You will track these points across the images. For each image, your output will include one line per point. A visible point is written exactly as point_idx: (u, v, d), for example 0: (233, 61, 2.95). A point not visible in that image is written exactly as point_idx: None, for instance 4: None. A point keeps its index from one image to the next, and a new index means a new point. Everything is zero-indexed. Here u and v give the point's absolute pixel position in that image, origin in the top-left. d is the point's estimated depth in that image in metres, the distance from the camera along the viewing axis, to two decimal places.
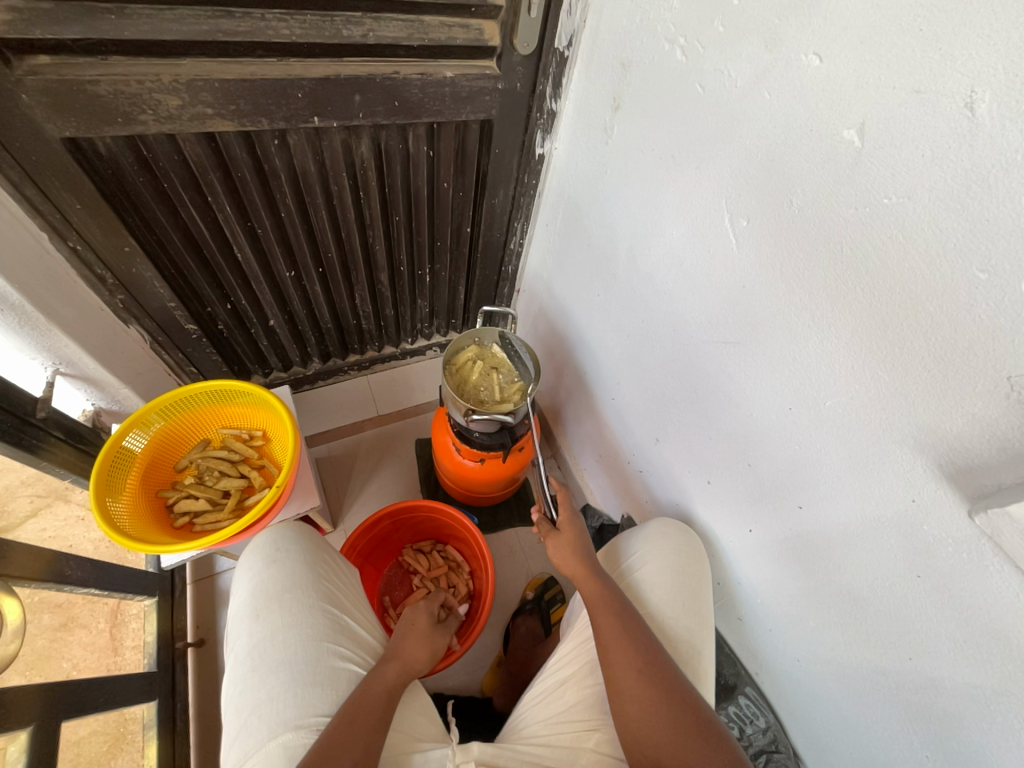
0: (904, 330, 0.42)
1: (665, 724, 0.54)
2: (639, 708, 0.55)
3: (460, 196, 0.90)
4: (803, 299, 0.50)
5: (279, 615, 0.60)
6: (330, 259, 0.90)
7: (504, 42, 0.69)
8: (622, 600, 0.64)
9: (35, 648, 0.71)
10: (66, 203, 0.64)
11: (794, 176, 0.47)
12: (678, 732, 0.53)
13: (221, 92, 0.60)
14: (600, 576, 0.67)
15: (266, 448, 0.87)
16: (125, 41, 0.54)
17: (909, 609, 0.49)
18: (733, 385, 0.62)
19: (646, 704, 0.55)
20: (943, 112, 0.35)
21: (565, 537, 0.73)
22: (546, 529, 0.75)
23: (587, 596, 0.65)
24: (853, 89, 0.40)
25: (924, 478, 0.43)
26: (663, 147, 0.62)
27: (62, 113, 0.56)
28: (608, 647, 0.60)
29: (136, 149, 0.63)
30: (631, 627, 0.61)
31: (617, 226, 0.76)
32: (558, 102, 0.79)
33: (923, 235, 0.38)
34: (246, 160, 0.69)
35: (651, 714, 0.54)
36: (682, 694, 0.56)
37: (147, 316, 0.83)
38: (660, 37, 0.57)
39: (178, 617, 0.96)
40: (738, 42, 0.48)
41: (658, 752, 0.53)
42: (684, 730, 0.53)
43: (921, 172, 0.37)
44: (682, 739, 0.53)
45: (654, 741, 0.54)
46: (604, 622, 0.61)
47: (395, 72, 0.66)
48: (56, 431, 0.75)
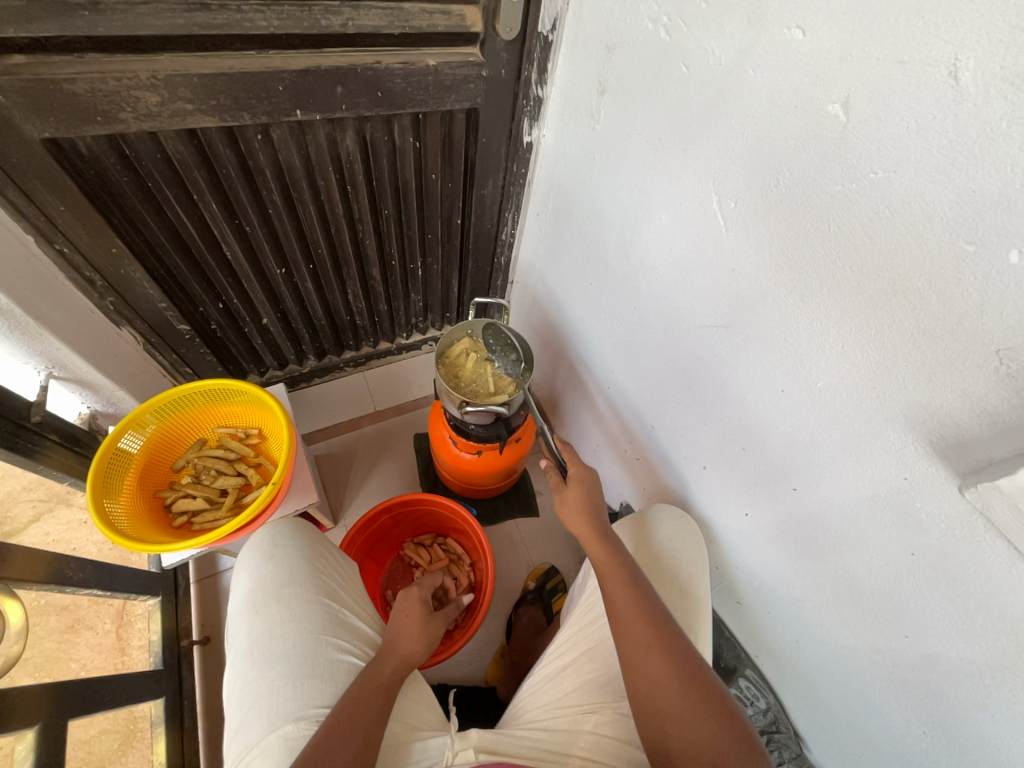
0: (893, 308, 0.41)
1: (674, 699, 0.53)
2: (649, 682, 0.55)
3: (449, 187, 0.89)
4: (794, 280, 0.49)
5: (278, 611, 0.60)
6: (320, 255, 0.90)
7: (487, 28, 0.68)
8: (636, 575, 0.63)
9: (43, 651, 0.72)
10: (50, 205, 0.63)
11: (781, 155, 0.46)
12: (688, 709, 0.52)
13: (200, 87, 0.59)
14: (615, 550, 0.66)
15: (262, 446, 0.87)
16: (100, 36, 0.53)
17: (903, 587, 0.49)
18: (725, 370, 0.62)
19: (655, 679, 0.55)
20: (926, 82, 0.34)
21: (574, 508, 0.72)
22: (556, 479, 0.76)
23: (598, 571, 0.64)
24: (837, 62, 0.39)
25: (916, 456, 0.43)
26: (650, 130, 0.61)
27: (40, 113, 0.56)
28: (619, 620, 0.59)
29: (118, 148, 0.63)
30: (645, 602, 0.60)
31: (607, 213, 0.75)
32: (544, 88, 0.78)
33: (910, 210, 0.38)
34: (230, 157, 0.69)
35: (661, 688, 0.54)
36: (693, 671, 0.55)
37: (139, 318, 0.83)
38: (644, 17, 0.56)
39: (183, 616, 0.97)
40: (720, 20, 0.48)
41: (666, 727, 0.52)
42: (695, 706, 0.52)
43: (907, 144, 0.37)
44: (692, 716, 0.52)
45: (662, 715, 0.53)
46: (615, 595, 0.61)
47: (377, 61, 0.65)
48: (51, 434, 0.75)
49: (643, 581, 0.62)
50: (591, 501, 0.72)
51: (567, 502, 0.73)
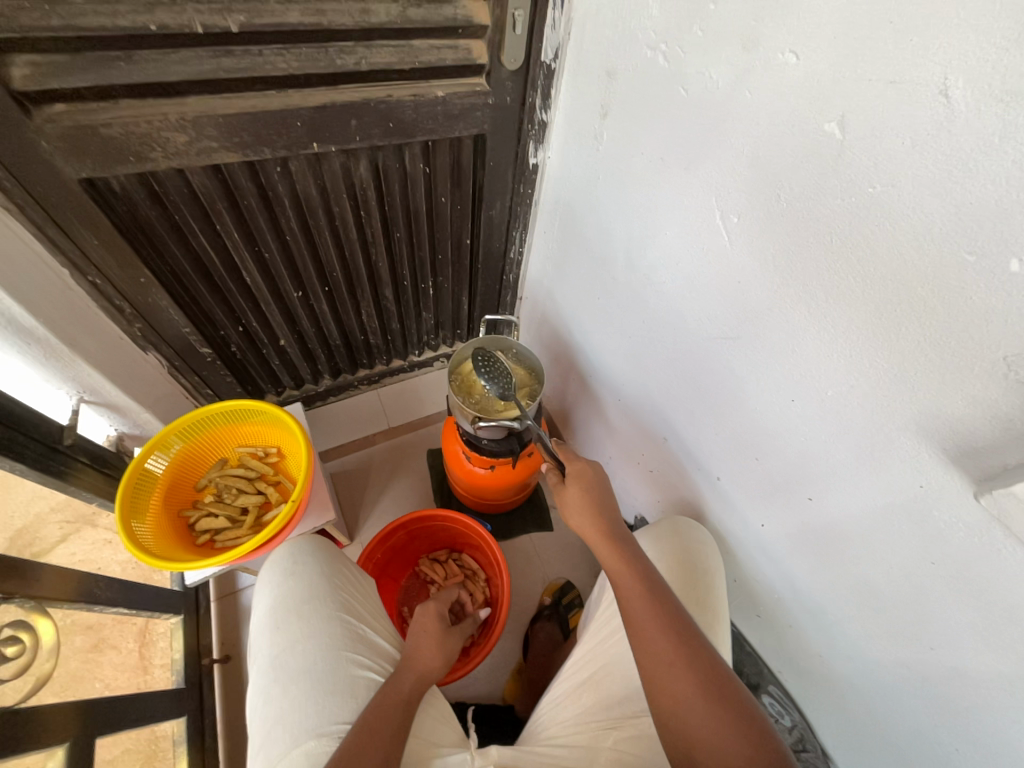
0: (900, 317, 0.42)
1: (697, 715, 0.52)
2: (670, 698, 0.54)
3: (459, 209, 0.92)
4: (799, 292, 0.50)
5: (299, 627, 0.61)
6: (336, 278, 0.93)
7: (492, 59, 0.71)
8: (656, 587, 0.61)
9: (68, 670, 0.72)
10: (84, 239, 0.67)
11: (780, 173, 0.48)
12: (712, 727, 0.51)
13: (224, 126, 0.63)
14: (633, 561, 0.64)
15: (281, 464, 0.89)
16: (133, 84, 0.57)
17: (926, 598, 0.48)
18: (736, 381, 0.62)
19: (676, 695, 0.54)
20: (919, 101, 0.35)
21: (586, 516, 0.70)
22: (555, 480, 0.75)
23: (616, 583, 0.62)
24: (832, 83, 0.41)
25: (931, 464, 0.43)
26: (652, 150, 0.63)
27: (79, 156, 0.59)
28: (639, 635, 0.58)
29: (148, 185, 0.66)
30: (666, 616, 0.58)
31: (612, 231, 0.77)
32: (548, 113, 0.81)
33: (911, 222, 0.38)
34: (251, 188, 0.72)
35: (683, 707, 0.53)
36: (717, 688, 0.53)
37: (164, 343, 0.86)
38: (643, 45, 0.59)
39: (204, 635, 0.99)
40: (716, 46, 0.49)
41: (689, 743, 0.52)
42: (719, 723, 0.51)
43: (904, 159, 0.38)
44: (716, 734, 0.51)
45: (685, 732, 0.52)
46: (634, 609, 0.60)
47: (388, 95, 0.69)
48: (82, 457, 0.79)
49: (664, 594, 0.60)
50: (607, 509, 0.70)
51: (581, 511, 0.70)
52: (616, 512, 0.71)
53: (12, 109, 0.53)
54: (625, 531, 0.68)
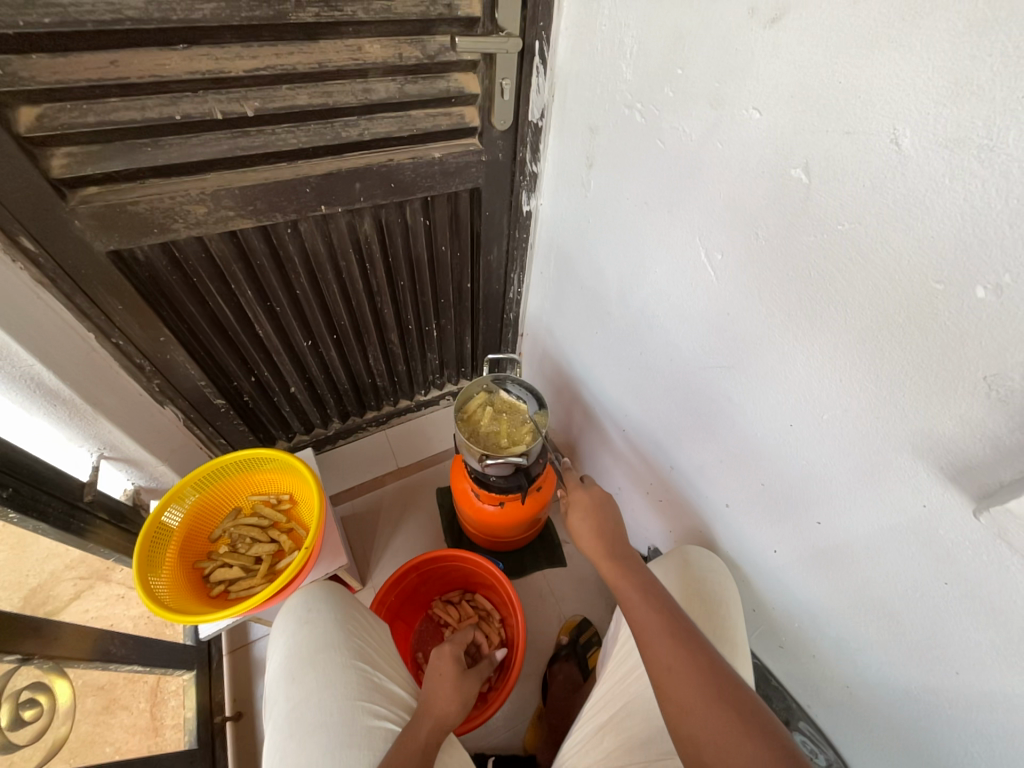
0: (882, 341, 0.44)
1: (704, 718, 0.50)
2: (676, 702, 0.52)
3: (458, 256, 0.97)
4: (785, 321, 0.52)
5: (314, 677, 0.61)
6: (343, 326, 0.97)
7: (484, 122, 0.77)
8: (659, 596, 0.62)
9: (80, 733, 0.73)
10: (110, 305, 0.72)
11: (756, 213, 0.51)
12: (721, 731, 0.49)
13: (240, 196, 0.68)
14: (635, 573, 0.65)
15: (294, 510, 0.90)
16: (159, 165, 0.62)
17: (943, 619, 0.47)
18: (734, 407, 0.64)
19: (682, 700, 0.52)
20: (873, 148, 0.39)
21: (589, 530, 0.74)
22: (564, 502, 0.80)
23: (620, 594, 0.64)
24: (794, 134, 0.44)
25: (929, 482, 0.44)
26: (636, 195, 0.67)
27: (107, 230, 0.64)
28: (643, 640, 0.58)
29: (169, 252, 0.71)
30: (668, 622, 0.58)
31: (604, 269, 0.81)
32: (538, 165, 0.87)
33: (879, 255, 0.41)
34: (264, 249, 0.77)
35: (690, 710, 0.51)
36: (725, 691, 0.51)
37: (181, 396, 0.90)
38: (620, 104, 0.64)
39: (216, 691, 0.97)
40: (687, 103, 0.54)
41: (701, 753, 0.49)
42: (728, 727, 0.49)
43: (867, 200, 0.41)
44: (725, 737, 0.48)
45: (695, 741, 0.50)
46: (637, 617, 0.60)
47: (389, 160, 0.75)
48: (101, 512, 0.80)
49: (666, 601, 0.61)
50: (610, 527, 0.73)
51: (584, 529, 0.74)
52: (622, 535, 0.73)
53: (49, 193, 0.59)
54: (628, 549, 0.70)
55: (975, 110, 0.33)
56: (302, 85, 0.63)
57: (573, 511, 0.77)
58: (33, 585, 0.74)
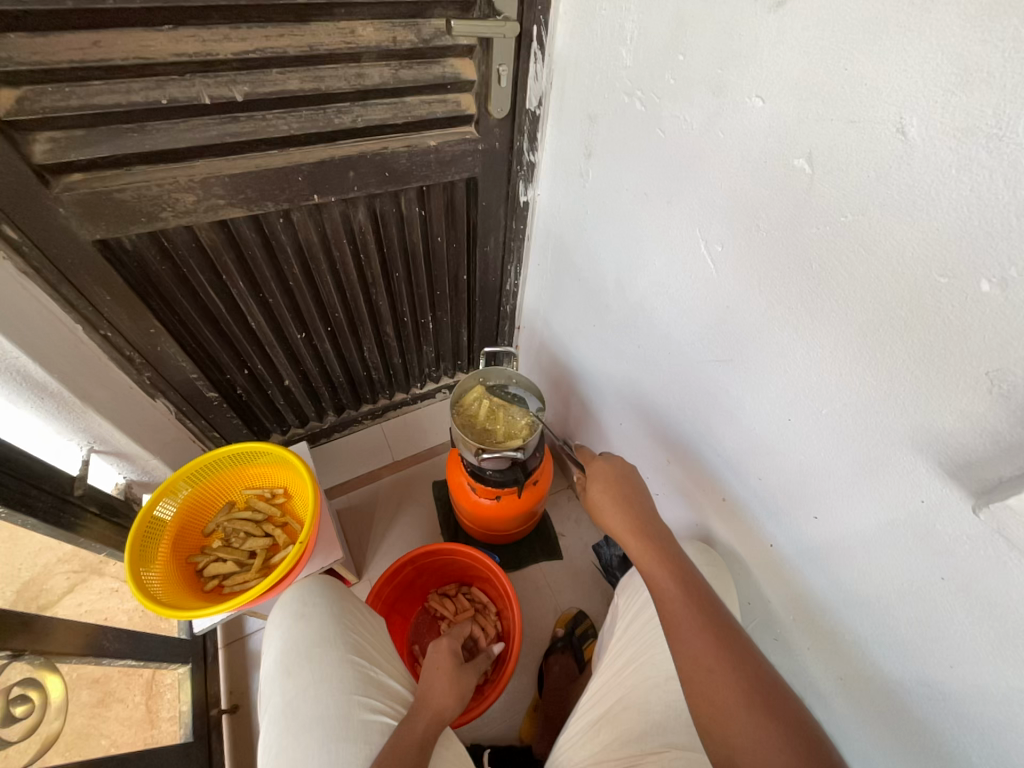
0: (883, 335, 0.43)
1: (740, 721, 0.51)
2: (711, 702, 0.53)
3: (454, 247, 0.96)
4: (785, 314, 0.52)
5: (310, 671, 0.60)
6: (338, 318, 0.95)
7: (480, 110, 0.75)
8: (696, 590, 0.60)
9: (75, 726, 0.73)
10: (97, 296, 0.70)
11: (757, 204, 0.50)
12: (758, 738, 0.49)
13: (230, 185, 0.67)
14: (671, 561, 0.63)
15: (288, 504, 0.90)
16: (146, 152, 0.60)
17: (939, 613, 0.48)
18: (733, 401, 0.63)
19: (717, 700, 0.52)
20: (878, 137, 0.38)
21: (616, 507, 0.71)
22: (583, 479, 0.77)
23: (654, 584, 0.62)
24: (797, 123, 0.43)
25: (928, 478, 0.44)
26: (636, 185, 0.66)
27: (93, 219, 0.63)
28: (677, 636, 0.57)
29: (158, 242, 0.70)
30: (705, 619, 0.58)
31: (603, 261, 0.80)
32: (535, 154, 0.85)
33: (882, 248, 0.41)
34: (255, 239, 0.76)
35: (726, 711, 0.52)
36: (762, 696, 0.52)
37: (173, 389, 0.88)
38: (620, 92, 0.63)
39: (212, 684, 0.97)
40: (688, 91, 0.53)
41: (732, 753, 0.50)
42: (765, 733, 0.49)
43: (870, 191, 0.40)
44: (761, 741, 0.49)
45: (729, 742, 0.50)
46: (673, 610, 0.59)
47: (384, 148, 0.73)
48: (92, 506, 0.79)
49: (703, 597, 0.60)
50: (641, 507, 0.70)
51: (613, 510, 0.70)
52: (652, 513, 0.70)
53: (32, 181, 0.57)
54: (661, 530, 0.68)
55: (985, 97, 0.32)
56: (293, 69, 0.61)
57: (595, 487, 0.73)
58: (27, 579, 0.76)
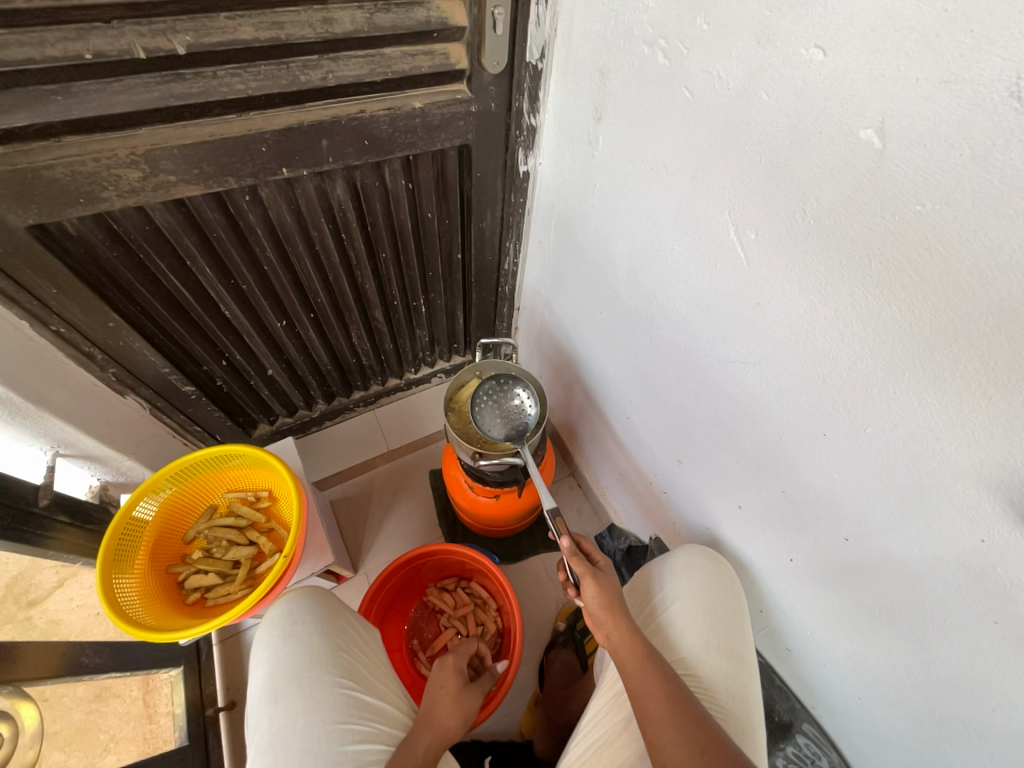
0: (956, 354, 0.36)
1: None
2: None
3: (446, 223, 0.86)
4: (829, 317, 0.44)
5: (300, 698, 0.57)
6: (321, 304, 0.88)
7: (473, 63, 0.64)
8: (678, 688, 0.56)
9: (72, 723, 0.74)
10: (41, 289, 0.62)
11: (805, 184, 0.42)
12: None
13: (182, 158, 0.57)
14: (651, 657, 0.58)
15: (273, 508, 0.85)
16: (75, 120, 0.51)
17: (986, 657, 0.43)
18: (759, 408, 0.57)
19: None
20: (981, 104, 0.29)
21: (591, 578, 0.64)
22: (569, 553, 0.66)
23: (623, 665, 0.59)
24: (867, 84, 0.34)
25: (993, 517, 0.38)
26: (654, 157, 0.57)
27: (22, 202, 0.54)
28: (650, 722, 0.54)
29: (105, 224, 0.61)
30: (677, 703, 0.55)
31: (613, 243, 0.71)
32: (537, 117, 0.74)
33: (967, 249, 0.33)
34: (220, 220, 0.67)
35: None
36: None
37: (143, 384, 0.81)
38: (638, 40, 0.52)
39: (207, 683, 0.94)
40: (725, 40, 0.43)
41: None
42: None
43: (961, 176, 0.32)
44: None
45: None
46: (644, 698, 0.56)
47: (361, 111, 0.63)
48: (61, 516, 0.75)
49: (686, 698, 0.55)
50: (609, 582, 0.65)
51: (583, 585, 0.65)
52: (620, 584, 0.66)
53: None
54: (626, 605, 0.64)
55: None
56: (246, 13, 0.50)
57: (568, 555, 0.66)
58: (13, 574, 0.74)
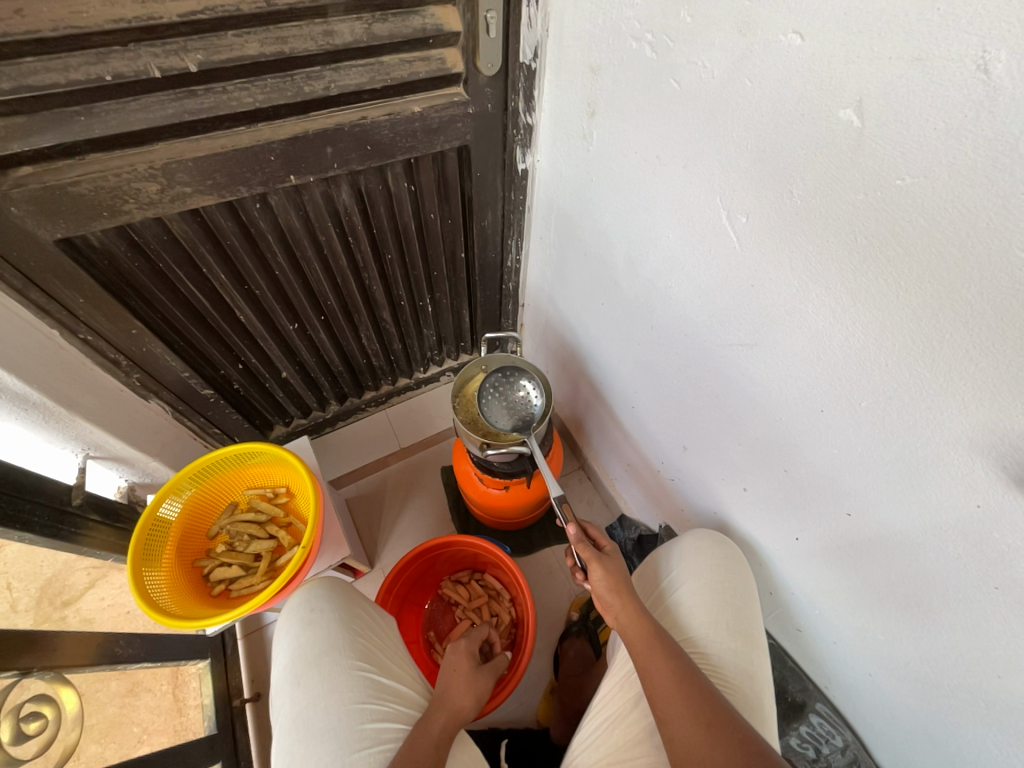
0: (941, 324, 0.37)
1: None
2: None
3: (449, 223, 0.89)
4: (820, 294, 0.45)
5: (320, 681, 0.60)
6: (330, 306, 0.91)
7: (468, 67, 0.67)
8: (687, 667, 0.57)
9: (107, 715, 0.76)
10: (69, 299, 0.66)
11: (791, 167, 0.43)
12: None
13: (196, 170, 0.61)
14: (658, 634, 0.60)
15: (291, 504, 0.88)
16: (97, 138, 0.54)
17: (990, 624, 0.44)
18: (758, 388, 0.58)
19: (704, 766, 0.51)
20: (952, 79, 0.30)
21: (597, 561, 0.66)
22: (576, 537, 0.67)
23: (631, 644, 0.60)
24: (844, 66, 0.36)
25: (987, 482, 0.39)
26: (645, 148, 0.59)
27: (50, 217, 0.57)
28: (658, 697, 0.56)
29: (127, 236, 0.65)
30: (683, 678, 0.56)
31: (611, 233, 0.73)
32: (533, 115, 0.76)
33: (947, 217, 0.34)
34: (232, 228, 0.70)
35: None
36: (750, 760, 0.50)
37: (165, 389, 0.85)
38: (626, 36, 0.54)
39: (233, 675, 0.99)
40: (707, 32, 0.45)
41: None
42: None
43: (935, 148, 0.33)
44: None
45: None
46: (652, 675, 0.57)
47: (362, 117, 0.65)
48: (92, 514, 0.79)
49: (691, 672, 0.57)
50: (615, 565, 0.67)
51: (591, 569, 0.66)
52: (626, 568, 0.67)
53: None
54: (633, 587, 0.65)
55: None
56: (252, 30, 0.53)
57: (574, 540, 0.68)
58: (49, 575, 0.76)
